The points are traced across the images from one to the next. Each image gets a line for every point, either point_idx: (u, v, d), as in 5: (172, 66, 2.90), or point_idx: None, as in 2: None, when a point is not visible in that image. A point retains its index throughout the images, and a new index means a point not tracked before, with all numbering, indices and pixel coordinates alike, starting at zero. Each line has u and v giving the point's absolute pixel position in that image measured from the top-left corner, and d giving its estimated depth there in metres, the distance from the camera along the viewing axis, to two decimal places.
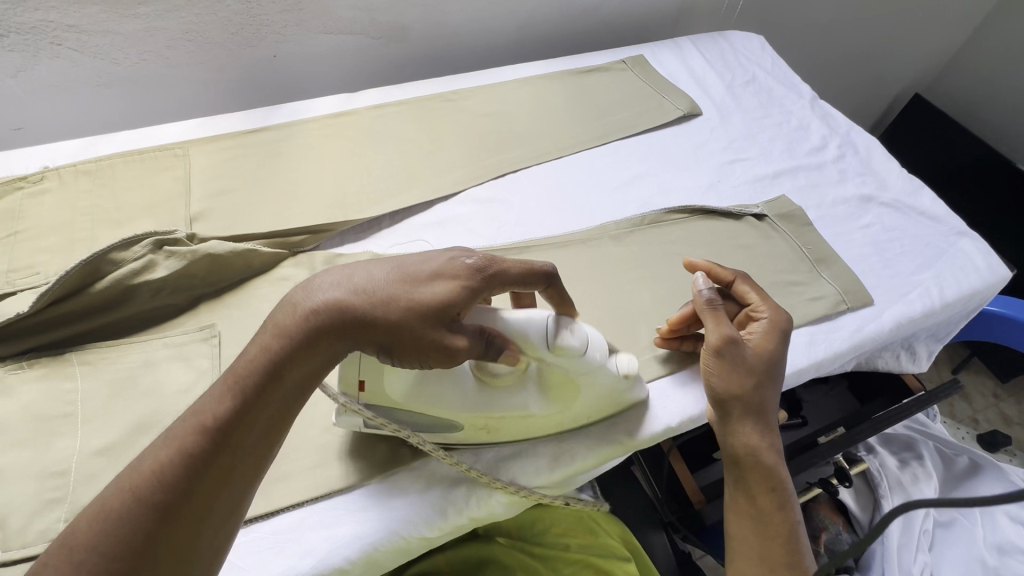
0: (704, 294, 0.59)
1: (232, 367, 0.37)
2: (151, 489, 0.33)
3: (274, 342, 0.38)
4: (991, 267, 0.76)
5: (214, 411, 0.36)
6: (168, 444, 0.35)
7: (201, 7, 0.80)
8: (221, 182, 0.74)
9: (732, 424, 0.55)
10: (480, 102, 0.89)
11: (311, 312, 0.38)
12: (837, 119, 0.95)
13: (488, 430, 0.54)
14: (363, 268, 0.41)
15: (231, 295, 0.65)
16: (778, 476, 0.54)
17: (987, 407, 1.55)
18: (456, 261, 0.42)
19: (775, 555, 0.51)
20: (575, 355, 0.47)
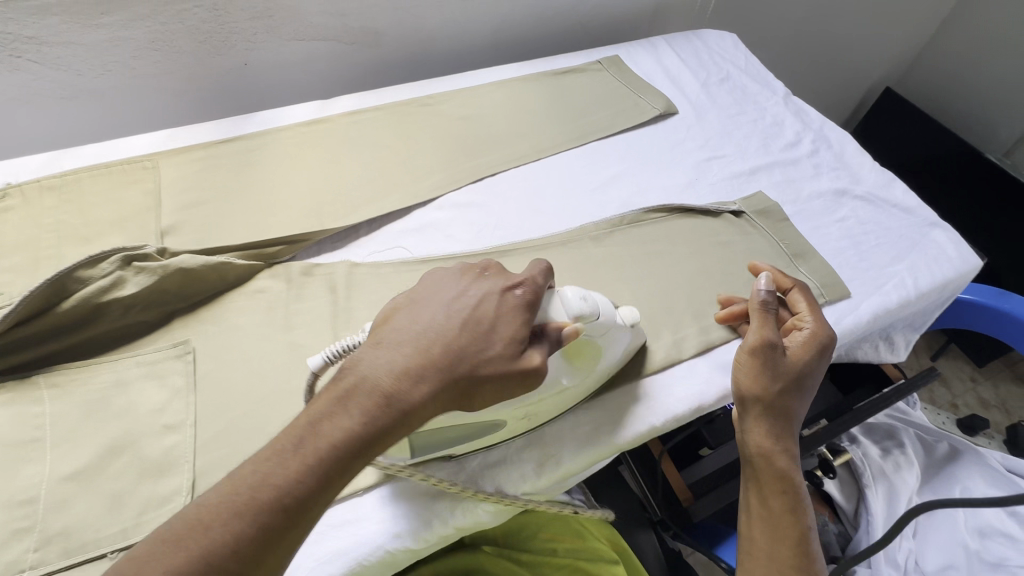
0: (761, 298, 0.59)
1: (307, 439, 0.38)
2: (234, 562, 0.34)
3: (360, 419, 0.39)
4: (962, 256, 0.77)
5: (293, 487, 0.37)
6: (241, 516, 0.35)
7: (168, 15, 0.79)
8: (193, 194, 0.73)
9: (749, 422, 0.56)
10: (456, 106, 0.89)
11: (400, 388, 0.40)
12: (811, 115, 0.96)
13: (527, 417, 0.54)
14: (431, 327, 0.43)
15: (205, 309, 0.63)
16: (792, 479, 0.54)
17: (965, 391, 1.58)
18: (508, 303, 0.45)
19: (783, 556, 0.52)
20: (587, 319, 0.50)
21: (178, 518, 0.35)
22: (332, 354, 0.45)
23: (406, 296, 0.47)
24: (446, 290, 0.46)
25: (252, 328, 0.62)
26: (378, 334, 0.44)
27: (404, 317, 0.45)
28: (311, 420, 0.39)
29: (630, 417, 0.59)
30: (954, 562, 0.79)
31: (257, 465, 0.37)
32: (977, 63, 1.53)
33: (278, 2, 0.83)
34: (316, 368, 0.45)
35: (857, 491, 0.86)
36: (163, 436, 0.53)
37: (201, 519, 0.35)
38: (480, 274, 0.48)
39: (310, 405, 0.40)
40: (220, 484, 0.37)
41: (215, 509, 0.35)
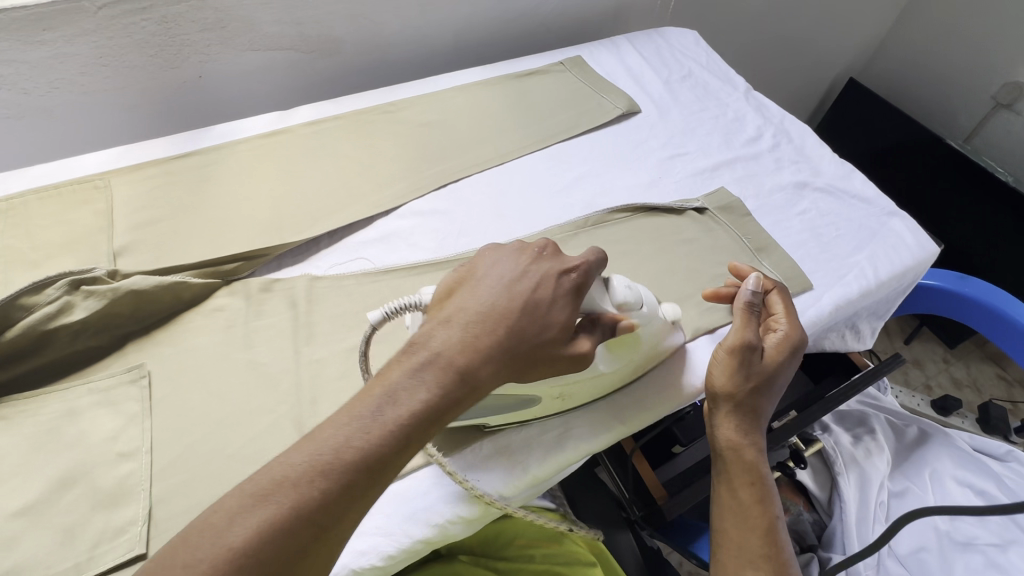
0: (744, 301, 0.60)
1: (386, 409, 0.38)
2: (317, 520, 0.35)
3: (436, 391, 0.40)
4: (920, 244, 0.79)
5: (374, 452, 0.37)
6: (326, 475, 0.35)
7: (115, 29, 0.76)
8: (147, 212, 0.71)
9: (718, 419, 0.57)
10: (418, 113, 0.88)
11: (472, 361, 0.41)
12: (771, 110, 0.97)
13: (562, 397, 0.56)
14: (497, 302, 0.44)
15: (161, 331, 0.62)
16: (758, 470, 0.55)
17: (939, 372, 1.62)
18: (565, 285, 0.47)
19: (754, 547, 0.52)
20: (631, 307, 0.53)
21: (256, 477, 0.35)
22: (391, 309, 0.48)
23: (464, 272, 0.47)
24: (508, 266, 0.47)
25: (209, 349, 0.60)
26: (446, 309, 0.44)
27: (467, 293, 0.45)
28: (388, 390, 0.39)
29: (596, 421, 0.60)
30: (924, 544, 0.81)
31: (339, 428, 0.37)
32: (936, 51, 1.56)
33: (232, 12, 0.81)
34: (376, 321, 0.48)
35: (830, 480, 0.87)
36: (118, 465, 0.52)
37: (286, 477, 0.35)
38: (539, 252, 0.48)
39: (382, 375, 0.40)
40: (298, 447, 0.36)
41: (299, 471, 0.35)
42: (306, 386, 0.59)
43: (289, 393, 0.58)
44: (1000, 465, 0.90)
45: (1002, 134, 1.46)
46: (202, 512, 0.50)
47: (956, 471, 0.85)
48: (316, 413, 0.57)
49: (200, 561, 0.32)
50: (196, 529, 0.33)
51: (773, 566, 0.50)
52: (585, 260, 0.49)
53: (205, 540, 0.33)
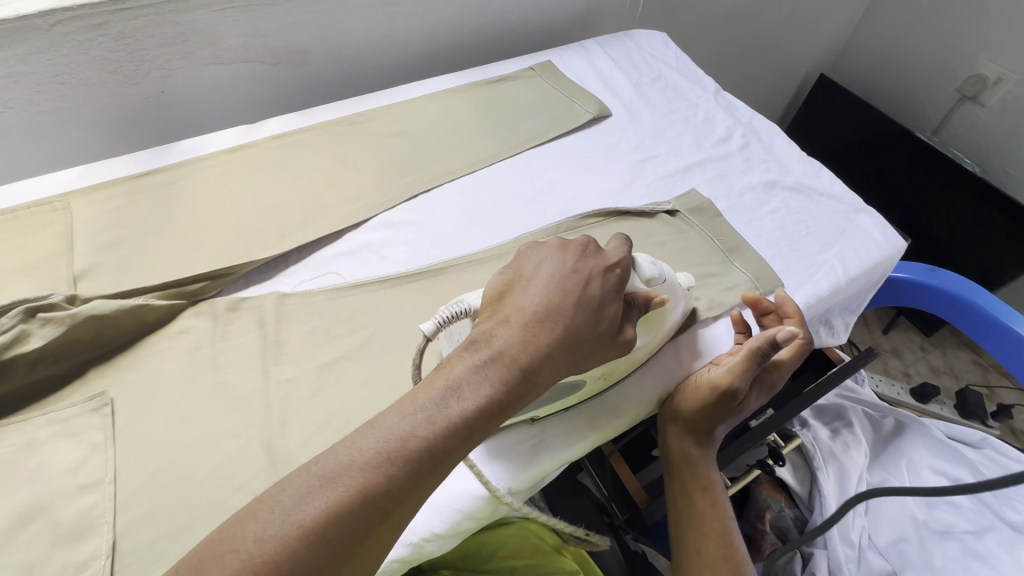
0: (761, 351, 0.58)
1: (450, 403, 0.42)
2: (384, 501, 0.38)
3: (497, 386, 0.44)
4: (887, 239, 0.80)
5: (439, 441, 0.40)
6: (396, 462, 0.39)
7: (71, 47, 0.74)
8: (109, 233, 0.69)
9: (671, 434, 0.62)
10: (388, 122, 0.87)
11: (531, 359, 0.46)
12: (740, 109, 0.98)
13: (602, 377, 0.58)
14: (550, 304, 0.49)
15: (125, 356, 0.60)
16: (710, 477, 0.60)
17: (917, 360, 1.65)
18: (612, 287, 0.52)
19: (711, 550, 0.56)
20: (656, 282, 0.59)
21: (326, 458, 0.38)
22: (442, 319, 0.52)
23: (517, 272, 0.52)
24: (560, 267, 0.51)
25: (175, 373, 0.59)
26: (503, 311, 0.49)
27: (523, 296, 0.50)
28: (452, 385, 0.43)
29: (572, 429, 0.60)
30: (903, 534, 0.82)
31: (405, 417, 0.41)
32: (902, 46, 1.59)
33: (192, 26, 0.80)
34: (429, 332, 0.52)
35: (809, 475, 0.87)
36: (80, 497, 0.50)
37: (356, 461, 0.38)
38: (589, 254, 0.53)
39: (446, 368, 0.44)
40: (369, 431, 0.40)
41: (369, 455, 0.38)
42: (276, 406, 0.58)
43: (258, 414, 0.57)
44: (975, 452, 0.92)
45: (968, 125, 1.49)
46: (167, 543, 0.49)
47: (931, 461, 0.87)
48: (286, 434, 0.56)
49: (273, 535, 0.34)
50: (266, 504, 0.36)
51: (732, 566, 0.55)
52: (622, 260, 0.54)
53: (274, 517, 0.35)
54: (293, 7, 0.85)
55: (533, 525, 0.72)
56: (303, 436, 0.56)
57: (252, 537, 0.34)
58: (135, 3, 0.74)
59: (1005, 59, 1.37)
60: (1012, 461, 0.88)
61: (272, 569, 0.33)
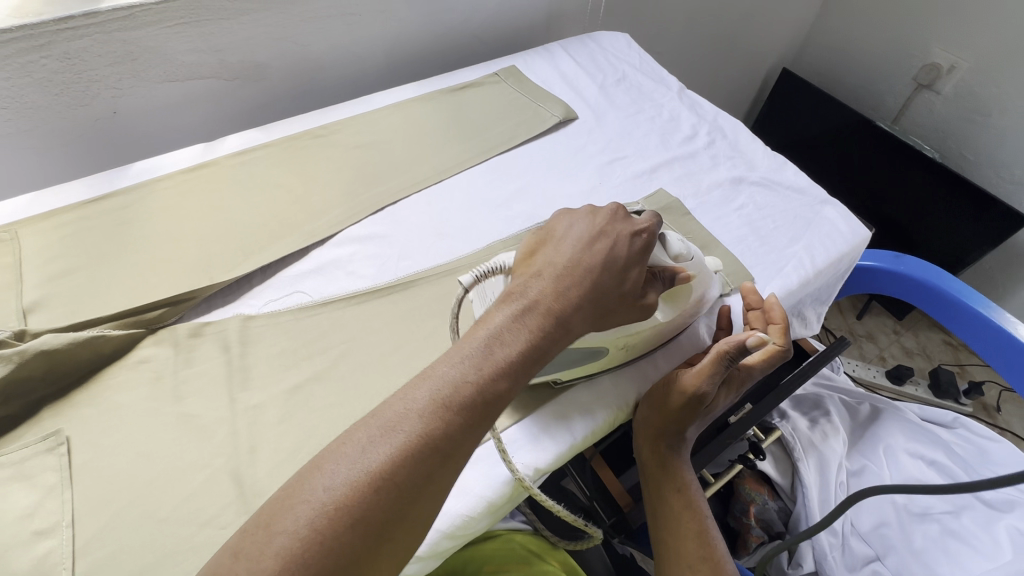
0: (730, 354, 0.59)
1: (496, 350, 0.43)
2: (444, 445, 0.38)
3: (537, 332, 0.45)
4: (852, 230, 0.82)
5: (491, 385, 0.41)
6: (452, 408, 0.39)
7: (13, 69, 0.71)
8: (63, 262, 0.66)
9: (640, 440, 0.63)
10: (352, 134, 0.86)
11: (566, 307, 0.47)
12: (704, 107, 0.99)
13: (625, 348, 0.61)
14: (578, 257, 0.51)
15: (81, 391, 0.57)
16: (684, 478, 0.61)
17: (890, 343, 1.68)
18: (634, 242, 0.54)
19: (691, 551, 0.56)
20: (684, 258, 0.60)
21: (383, 410, 0.38)
22: (480, 273, 0.53)
23: (542, 235, 0.54)
24: (584, 227, 0.53)
25: (135, 405, 0.56)
26: (534, 267, 0.50)
27: (551, 254, 0.52)
28: (496, 333, 0.44)
29: (554, 427, 0.59)
30: (884, 519, 0.83)
31: (454, 364, 0.41)
32: (858, 39, 1.64)
33: (141, 44, 0.78)
34: (467, 285, 0.53)
35: (789, 466, 0.88)
36: (35, 544, 0.47)
37: (414, 409, 0.38)
38: (611, 213, 0.55)
39: (486, 320, 0.45)
40: (421, 383, 0.40)
41: (425, 404, 0.39)
42: (243, 434, 0.56)
43: (224, 444, 0.55)
44: (948, 433, 0.94)
45: (925, 113, 1.53)
46: None
47: (907, 444, 0.88)
48: (255, 462, 0.54)
49: (341, 483, 0.35)
50: (330, 456, 0.36)
51: (711, 566, 0.54)
52: (641, 222, 0.56)
53: (339, 467, 0.35)
54: (247, 21, 0.83)
55: (518, 538, 0.72)
56: (272, 463, 0.54)
57: (321, 487, 0.34)
58: (80, 23, 0.72)
59: (956, 48, 1.41)
60: (984, 439, 0.90)
61: (343, 513, 0.34)
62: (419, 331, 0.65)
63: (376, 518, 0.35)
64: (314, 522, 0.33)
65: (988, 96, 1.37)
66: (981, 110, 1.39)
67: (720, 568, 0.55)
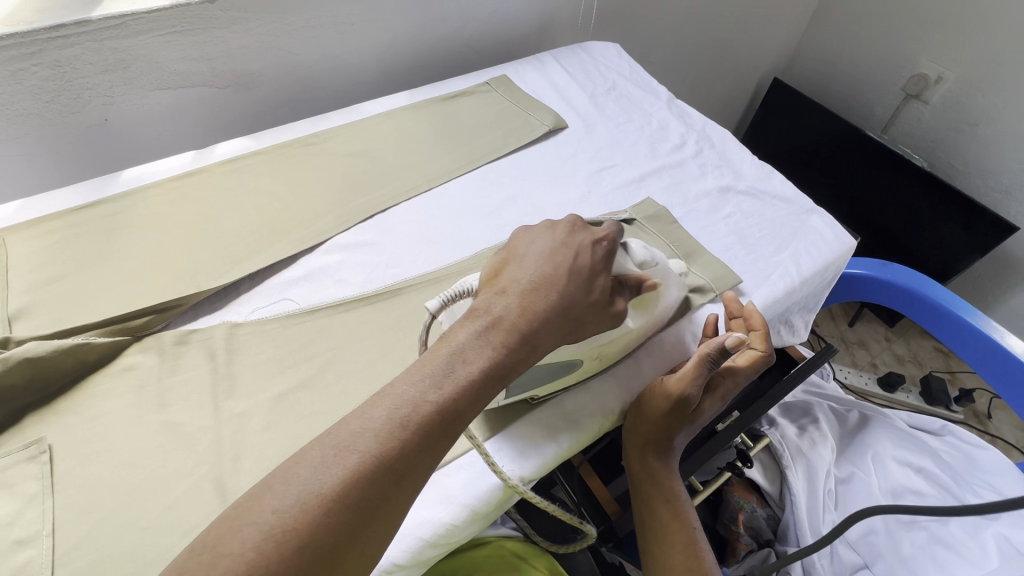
0: (714, 358, 0.59)
1: (456, 368, 0.43)
2: (400, 465, 0.38)
3: (499, 349, 0.45)
4: (838, 238, 0.82)
5: (451, 404, 0.41)
6: (409, 427, 0.39)
7: (3, 77, 0.71)
8: (50, 269, 0.66)
9: (632, 447, 0.63)
10: (343, 142, 0.86)
11: (530, 323, 0.47)
12: (693, 117, 1.00)
13: (599, 357, 0.61)
14: (541, 272, 0.51)
15: (64, 399, 0.57)
16: (672, 487, 0.60)
17: (881, 350, 1.69)
18: (596, 256, 0.54)
19: (677, 563, 0.56)
20: (649, 265, 0.63)
21: (339, 430, 0.39)
22: (447, 296, 0.52)
23: (508, 253, 0.54)
24: (549, 243, 0.54)
25: (119, 413, 0.56)
26: (499, 284, 0.50)
27: (516, 270, 0.52)
28: (458, 351, 0.44)
29: (540, 435, 0.59)
30: (872, 527, 0.83)
31: (413, 383, 0.41)
32: (849, 49, 1.66)
33: (133, 52, 0.78)
34: (433, 310, 0.52)
35: (778, 473, 0.88)
36: (14, 554, 0.47)
37: (370, 429, 0.39)
38: (573, 228, 0.56)
39: (449, 336, 0.45)
40: (380, 402, 0.40)
41: (382, 423, 0.39)
42: (227, 442, 0.56)
43: (208, 452, 0.55)
44: (936, 440, 0.95)
45: (913, 123, 1.55)
46: None
47: (896, 452, 0.89)
48: (239, 471, 0.54)
49: (291, 505, 0.35)
50: (282, 477, 0.36)
51: None
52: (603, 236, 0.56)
53: (291, 489, 0.36)
54: (240, 29, 0.84)
55: (510, 544, 0.72)
56: (256, 471, 0.54)
57: (270, 509, 0.35)
58: (71, 31, 0.72)
59: (943, 59, 1.43)
60: (972, 447, 0.91)
61: (292, 537, 0.34)
62: (405, 339, 0.65)
63: (328, 540, 0.35)
64: (262, 545, 0.33)
65: (975, 106, 1.39)
66: (968, 120, 1.41)
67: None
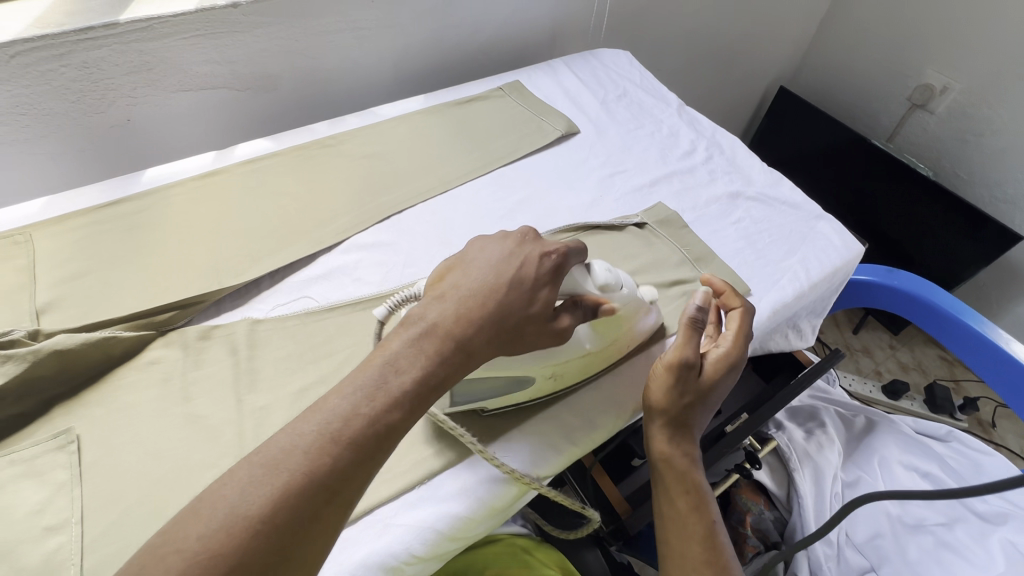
0: (690, 316, 0.62)
1: (388, 381, 0.42)
2: (333, 480, 0.38)
3: (434, 359, 0.44)
4: (846, 244, 0.84)
5: (381, 417, 0.40)
6: (339, 441, 0.38)
7: (33, 77, 0.73)
8: (76, 264, 0.68)
9: (652, 431, 0.60)
10: (360, 144, 0.88)
11: (466, 332, 0.46)
12: (703, 124, 1.02)
13: (555, 377, 0.59)
14: (479, 279, 0.49)
15: (92, 391, 0.59)
16: (695, 480, 0.58)
17: (886, 358, 1.70)
18: (543, 265, 0.51)
19: (695, 555, 0.55)
20: (612, 289, 0.58)
21: (268, 448, 0.38)
22: (394, 302, 0.52)
23: (454, 259, 0.52)
24: (494, 250, 0.51)
25: (144, 405, 0.57)
26: (438, 290, 0.48)
27: (457, 276, 0.50)
28: (390, 363, 0.43)
29: (541, 442, 0.60)
30: (879, 530, 0.84)
31: (345, 396, 0.40)
32: (856, 59, 1.68)
33: (158, 54, 0.80)
34: (381, 317, 0.52)
35: (786, 476, 0.89)
36: (45, 540, 0.48)
37: (299, 444, 0.38)
38: (521, 237, 0.53)
39: (384, 345, 0.44)
40: (310, 416, 0.39)
41: (311, 438, 0.38)
42: (249, 435, 0.57)
43: (231, 444, 0.56)
44: (943, 446, 0.95)
45: (919, 132, 1.56)
46: None
47: (902, 457, 0.90)
48: None
49: (217, 530, 0.34)
50: (208, 501, 0.35)
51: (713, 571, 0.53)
52: (549, 244, 0.53)
53: (218, 512, 0.35)
54: (262, 34, 0.86)
55: (522, 542, 0.73)
56: None
57: (197, 535, 0.34)
58: (99, 34, 0.74)
59: (949, 70, 1.45)
60: (978, 453, 0.92)
61: (220, 562, 0.33)
62: None
63: (256, 563, 0.34)
64: (185, 572, 0.32)
65: (981, 117, 1.40)
66: (973, 130, 1.43)
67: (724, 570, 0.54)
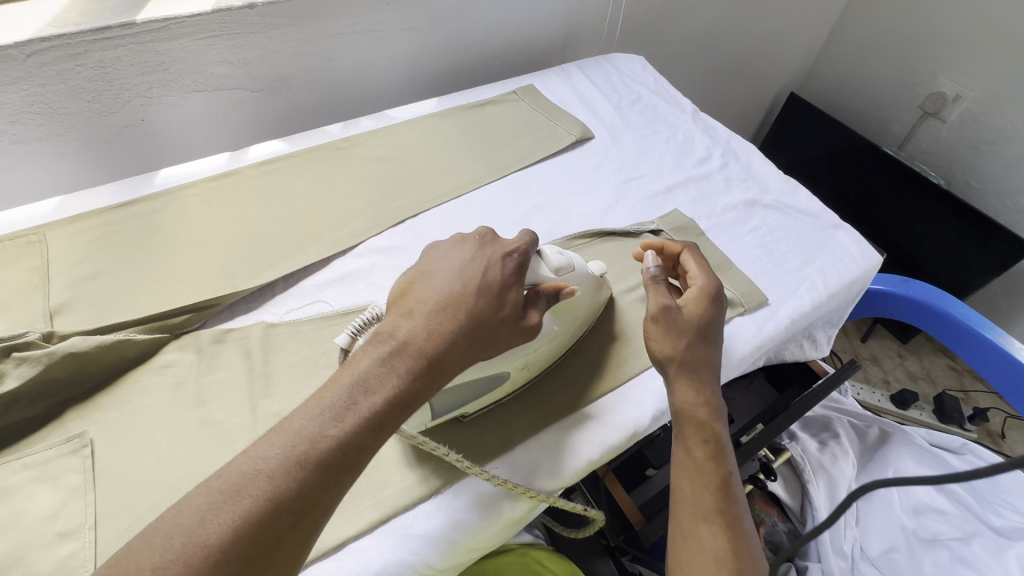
0: (651, 273, 0.63)
1: (357, 401, 0.41)
2: (298, 504, 0.37)
3: (405, 376, 0.43)
4: (864, 254, 0.83)
5: (349, 440, 0.39)
6: (304, 466, 0.37)
7: (48, 76, 0.73)
8: (90, 266, 0.68)
9: (671, 382, 0.58)
10: (375, 147, 0.88)
11: (437, 348, 0.45)
12: (717, 130, 1.01)
13: (527, 366, 0.59)
14: (448, 287, 0.48)
15: (106, 394, 0.58)
16: (715, 429, 0.56)
17: (895, 367, 1.69)
18: (506, 267, 0.52)
19: (708, 502, 0.52)
20: (566, 270, 0.60)
21: (226, 474, 0.36)
22: (355, 328, 0.50)
23: (417, 271, 0.51)
24: (459, 256, 0.51)
25: (157, 409, 0.57)
26: (406, 305, 0.48)
27: (423, 287, 0.49)
28: (358, 380, 0.42)
29: (551, 453, 0.58)
30: (894, 544, 0.83)
31: (311, 418, 0.39)
32: (868, 66, 1.67)
33: (173, 54, 0.80)
34: (346, 344, 0.50)
35: (800, 488, 0.88)
36: (58, 545, 0.47)
37: (261, 470, 0.37)
38: (482, 239, 0.53)
39: (354, 363, 0.43)
40: (273, 438, 0.38)
41: (276, 462, 0.37)
42: None
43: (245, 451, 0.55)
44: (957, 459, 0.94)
45: (931, 141, 1.55)
46: None
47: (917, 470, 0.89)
48: None
49: (173, 561, 0.33)
50: (165, 528, 0.34)
51: (725, 518, 0.52)
52: (514, 245, 0.53)
53: (174, 542, 0.33)
54: (277, 36, 0.86)
55: (534, 553, 0.73)
56: None
57: (152, 565, 0.32)
58: (115, 33, 0.74)
59: (962, 78, 1.44)
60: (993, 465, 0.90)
61: None
62: None
63: None
64: None
65: (993, 126, 1.39)
66: (985, 139, 1.42)
67: (737, 517, 0.53)
